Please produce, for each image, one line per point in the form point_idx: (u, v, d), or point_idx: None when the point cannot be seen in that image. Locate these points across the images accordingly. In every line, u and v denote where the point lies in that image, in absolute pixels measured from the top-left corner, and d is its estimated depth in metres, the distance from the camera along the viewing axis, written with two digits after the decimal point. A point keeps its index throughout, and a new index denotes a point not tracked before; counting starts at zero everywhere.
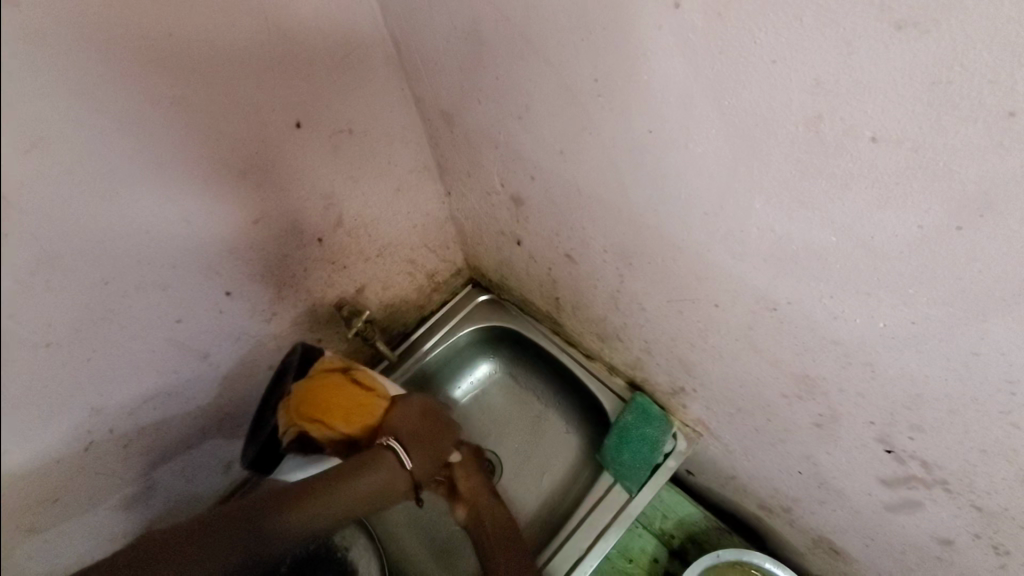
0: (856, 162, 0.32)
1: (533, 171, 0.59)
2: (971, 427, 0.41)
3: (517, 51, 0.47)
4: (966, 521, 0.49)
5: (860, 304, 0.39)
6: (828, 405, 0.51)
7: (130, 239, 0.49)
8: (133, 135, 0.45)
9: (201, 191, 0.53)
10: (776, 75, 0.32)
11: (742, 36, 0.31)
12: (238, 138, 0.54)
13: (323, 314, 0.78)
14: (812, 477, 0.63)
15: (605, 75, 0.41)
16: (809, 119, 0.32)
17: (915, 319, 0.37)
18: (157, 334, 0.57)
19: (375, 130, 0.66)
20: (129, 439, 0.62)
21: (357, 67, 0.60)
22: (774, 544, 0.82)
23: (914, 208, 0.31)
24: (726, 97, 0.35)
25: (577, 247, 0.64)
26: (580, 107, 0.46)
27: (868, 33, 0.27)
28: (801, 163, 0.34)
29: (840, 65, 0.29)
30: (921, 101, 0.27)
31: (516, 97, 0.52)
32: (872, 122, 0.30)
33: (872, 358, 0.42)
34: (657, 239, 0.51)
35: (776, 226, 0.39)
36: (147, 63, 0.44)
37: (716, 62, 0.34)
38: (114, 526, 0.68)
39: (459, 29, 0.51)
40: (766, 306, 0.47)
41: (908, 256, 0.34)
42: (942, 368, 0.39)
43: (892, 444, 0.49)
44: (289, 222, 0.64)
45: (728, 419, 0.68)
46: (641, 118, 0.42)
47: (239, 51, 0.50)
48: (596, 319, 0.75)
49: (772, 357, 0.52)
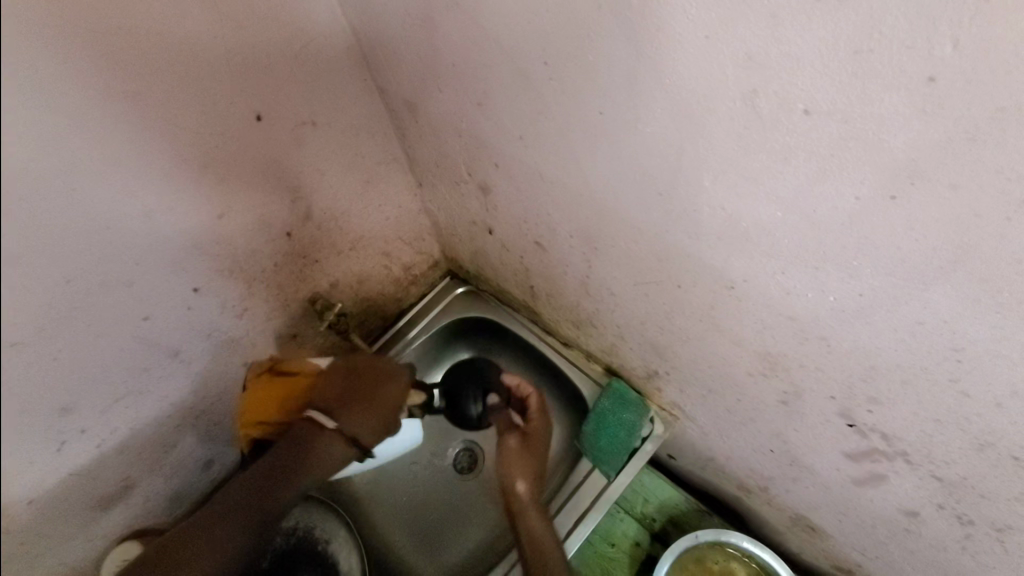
0: (792, 136, 0.32)
1: (496, 158, 0.59)
2: (925, 397, 0.41)
3: (469, 35, 0.47)
4: (929, 492, 0.50)
5: (810, 279, 0.40)
6: (791, 381, 0.52)
7: (91, 236, 0.48)
8: (87, 132, 0.44)
9: (162, 187, 0.53)
10: (711, 51, 0.32)
11: (678, 14, 0.31)
12: (197, 132, 0.53)
13: (297, 309, 0.78)
14: (783, 455, 0.64)
15: (554, 59, 0.41)
16: (745, 94, 0.32)
17: (862, 291, 0.37)
18: (125, 331, 0.57)
19: (340, 123, 0.66)
20: (102, 438, 0.62)
21: (316, 59, 0.60)
22: (753, 523, 0.84)
23: (850, 178, 0.32)
24: (666, 75, 0.35)
25: (545, 234, 0.64)
26: (533, 91, 0.46)
27: (793, 5, 0.27)
28: (742, 139, 0.35)
29: (770, 38, 0.29)
30: (847, 70, 0.28)
31: (473, 84, 0.52)
32: (803, 95, 0.30)
33: (827, 331, 0.43)
34: (618, 223, 0.52)
35: (725, 204, 0.40)
36: (99, 60, 0.43)
37: (655, 39, 0.34)
38: (94, 527, 0.68)
39: (413, 16, 0.50)
40: (725, 285, 0.47)
41: (849, 228, 0.34)
42: (890, 339, 0.39)
43: (854, 418, 0.49)
44: (256, 216, 0.64)
45: (701, 401, 0.68)
46: (590, 99, 0.42)
47: (193, 45, 0.49)
48: (569, 305, 0.75)
49: (734, 336, 0.52)
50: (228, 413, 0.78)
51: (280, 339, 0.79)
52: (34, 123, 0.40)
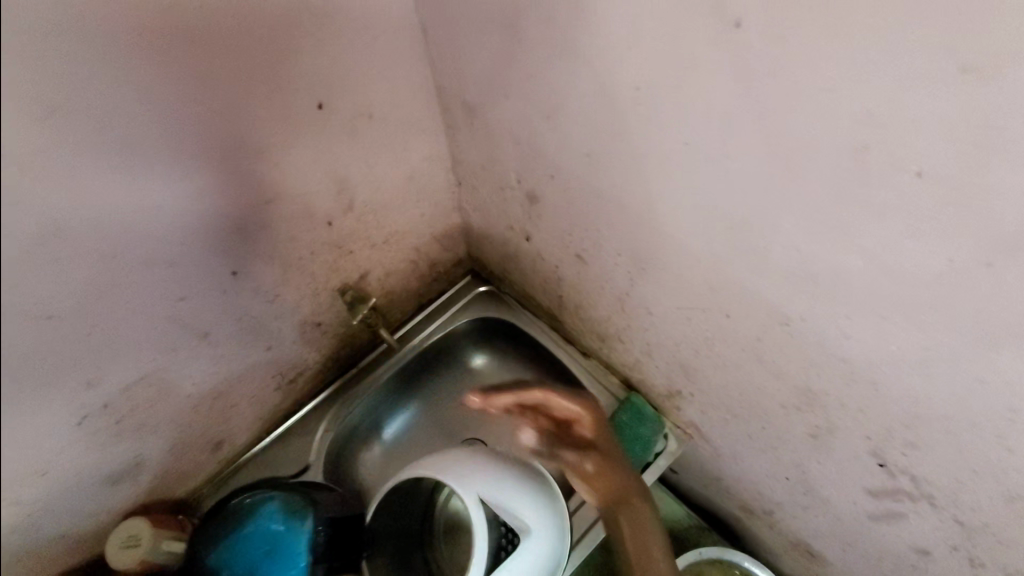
0: (896, 194, 0.33)
1: (553, 170, 0.59)
2: (967, 449, 0.43)
3: (555, 50, 0.46)
4: (946, 534, 0.52)
5: (874, 328, 0.41)
6: (826, 418, 0.53)
7: (139, 215, 0.48)
8: (153, 105, 0.44)
9: (214, 168, 0.52)
10: (826, 104, 0.33)
11: (802, 65, 0.32)
12: (261, 115, 0.53)
13: (324, 298, 0.77)
14: (799, 484, 0.65)
15: (648, 86, 0.41)
16: (855, 150, 0.33)
17: (928, 345, 0.39)
18: (159, 311, 0.56)
19: (394, 117, 0.65)
20: (123, 414, 0.61)
21: (382, 52, 0.59)
22: (751, 543, 0.86)
23: (946, 242, 0.33)
24: (772, 119, 0.36)
25: (589, 248, 0.65)
26: (614, 114, 0.46)
27: (931, 73, 0.28)
28: (838, 191, 0.36)
29: (896, 99, 0.30)
30: (971, 142, 0.29)
31: (546, 97, 0.52)
32: (919, 158, 0.31)
33: (880, 378, 0.44)
34: (676, 250, 0.52)
35: (801, 246, 0.41)
36: (175, 36, 0.43)
37: (768, 84, 0.34)
38: (99, 503, 0.66)
39: (495, 22, 0.50)
40: (780, 321, 0.48)
41: (934, 285, 0.35)
42: (946, 393, 0.41)
43: (885, 459, 0.51)
44: (301, 204, 0.63)
45: (722, 424, 0.70)
46: (678, 130, 0.42)
47: (269, 26, 0.48)
48: (599, 318, 0.76)
49: (776, 369, 0.54)
50: (244, 396, 0.77)
51: (305, 327, 0.78)
52: (85, 83, 0.40)
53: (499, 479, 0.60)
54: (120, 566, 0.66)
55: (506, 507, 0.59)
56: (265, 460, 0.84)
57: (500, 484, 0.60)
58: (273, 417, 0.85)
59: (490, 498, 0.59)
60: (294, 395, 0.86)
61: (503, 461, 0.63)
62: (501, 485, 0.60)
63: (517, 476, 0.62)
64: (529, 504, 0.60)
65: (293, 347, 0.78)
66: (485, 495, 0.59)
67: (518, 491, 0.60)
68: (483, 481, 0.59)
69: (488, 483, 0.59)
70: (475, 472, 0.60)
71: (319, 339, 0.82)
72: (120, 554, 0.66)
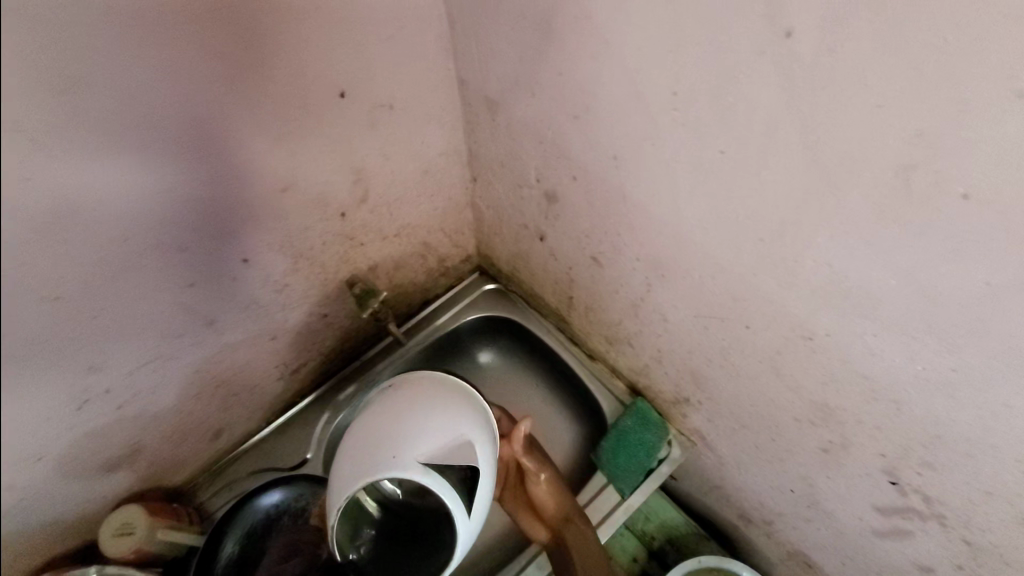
0: (939, 215, 0.33)
1: (575, 171, 0.59)
2: (984, 470, 0.42)
3: (591, 50, 0.46)
4: (951, 553, 0.51)
5: (901, 347, 0.41)
6: (840, 433, 0.53)
7: (154, 198, 0.47)
8: (172, 87, 0.43)
9: (232, 152, 0.51)
10: (876, 120, 0.32)
11: (852, 77, 0.32)
12: (279, 102, 0.51)
13: (332, 290, 0.76)
14: (803, 497, 0.65)
15: (684, 91, 0.41)
16: (901, 168, 0.33)
17: (955, 366, 0.38)
18: (168, 297, 0.55)
19: (415, 110, 0.64)
20: (124, 400, 0.60)
21: (408, 42, 0.58)
22: (747, 553, 0.85)
23: (987, 264, 0.32)
24: (815, 132, 0.35)
25: (606, 251, 0.64)
26: (647, 118, 0.46)
27: (988, 96, 0.27)
28: (879, 208, 0.35)
29: (949, 119, 0.29)
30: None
31: (577, 97, 0.51)
32: (965, 179, 0.30)
33: (900, 396, 0.44)
34: (700, 258, 0.52)
35: (834, 262, 0.40)
36: (199, 15, 0.41)
37: (815, 96, 0.34)
38: (95, 489, 0.65)
39: (529, 18, 0.49)
40: (802, 335, 0.48)
41: (968, 308, 0.35)
42: (970, 415, 0.40)
43: (897, 476, 0.50)
44: (317, 193, 0.62)
45: (728, 433, 0.69)
46: (713, 137, 0.42)
47: (295, 11, 0.47)
48: (609, 322, 0.75)
49: (793, 382, 0.53)
50: (246, 386, 0.75)
51: (311, 317, 0.76)
52: (107, 60, 0.38)
53: (425, 430, 0.57)
54: (113, 554, 0.65)
55: (451, 448, 0.58)
56: (264, 451, 0.83)
57: (430, 434, 0.57)
58: (275, 407, 0.84)
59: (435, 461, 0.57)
60: (297, 385, 0.84)
61: (419, 408, 0.59)
62: (429, 435, 0.57)
63: (437, 411, 0.59)
64: (460, 424, 0.59)
65: (298, 337, 0.77)
66: (428, 455, 0.57)
67: (447, 425, 0.58)
68: (412, 449, 0.56)
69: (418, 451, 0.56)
70: (401, 440, 0.57)
71: (325, 330, 0.81)
72: (112, 542, 0.65)
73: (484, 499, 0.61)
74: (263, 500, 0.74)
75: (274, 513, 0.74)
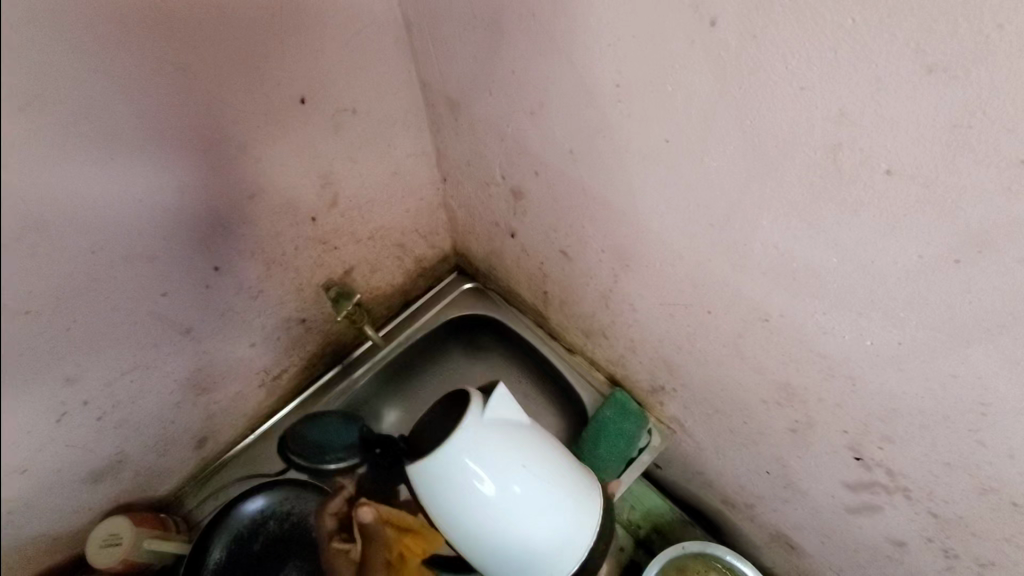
0: (868, 192, 0.34)
1: (537, 166, 0.60)
2: (940, 441, 0.43)
3: (538, 48, 0.47)
4: (921, 526, 0.52)
5: (849, 323, 0.42)
6: (805, 413, 0.54)
7: (123, 210, 0.48)
8: (134, 98, 0.43)
9: (195, 161, 0.51)
10: (801, 102, 0.33)
11: (774, 62, 0.33)
12: (242, 109, 0.52)
13: (308, 294, 0.76)
14: (779, 478, 0.66)
15: (627, 83, 0.42)
16: (829, 148, 0.34)
17: (902, 340, 0.39)
18: (141, 308, 0.56)
19: (378, 113, 0.65)
20: (103, 411, 0.60)
21: (366, 47, 0.59)
22: (733, 537, 0.86)
23: (918, 238, 0.33)
24: (748, 117, 0.36)
25: (574, 245, 0.65)
26: (596, 111, 0.47)
27: (899, 74, 0.28)
28: (814, 188, 0.36)
29: (866, 98, 0.30)
30: (941, 140, 0.29)
31: (531, 93, 0.52)
32: (888, 155, 0.31)
33: (856, 371, 0.45)
34: (657, 245, 0.53)
35: (780, 243, 0.41)
36: (152, 27, 0.42)
37: (744, 83, 0.35)
38: (81, 501, 0.66)
39: (479, 18, 0.50)
40: (759, 317, 0.49)
41: (904, 281, 0.36)
42: (919, 387, 0.41)
43: (861, 452, 0.51)
44: (285, 199, 0.63)
45: (704, 419, 0.70)
46: (659, 127, 0.43)
47: (250, 17, 0.48)
48: (584, 314, 0.76)
49: (756, 364, 0.54)
50: (226, 393, 0.76)
51: (288, 322, 0.77)
52: (67, 76, 0.39)
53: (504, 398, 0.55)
54: (98, 564, 0.66)
55: (505, 420, 0.53)
56: (249, 456, 0.84)
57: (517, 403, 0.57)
58: (257, 414, 0.84)
59: (523, 463, 0.52)
60: (279, 391, 0.85)
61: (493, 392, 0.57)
62: (505, 429, 0.53)
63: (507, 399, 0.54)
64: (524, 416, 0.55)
65: (277, 343, 0.78)
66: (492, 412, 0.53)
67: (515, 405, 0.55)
68: (481, 444, 0.51)
69: (480, 454, 0.51)
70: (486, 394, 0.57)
71: (304, 334, 0.81)
72: (100, 552, 0.66)
73: (513, 486, 0.52)
74: (245, 507, 0.77)
75: (259, 518, 0.77)
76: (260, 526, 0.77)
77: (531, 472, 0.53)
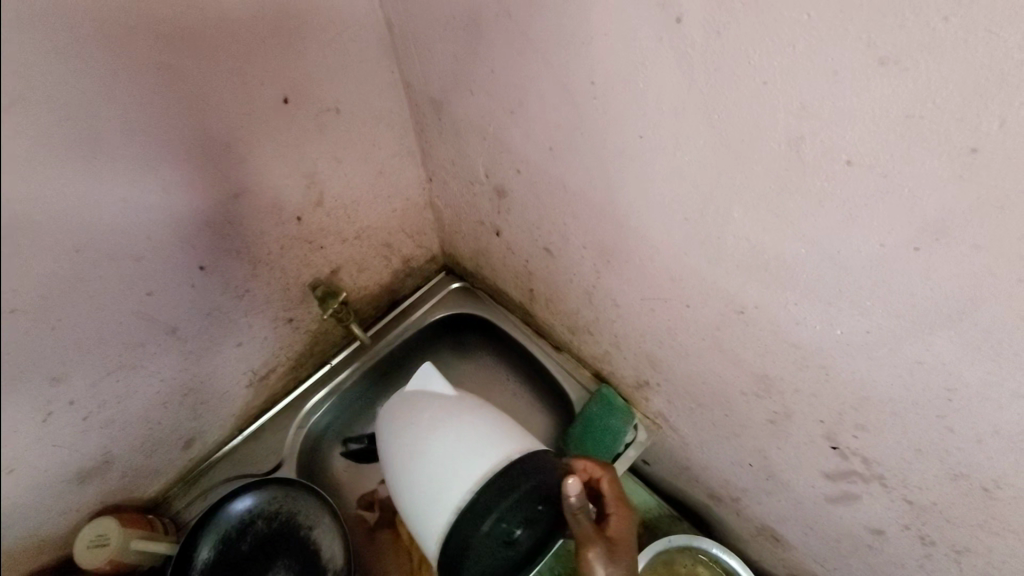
0: (831, 182, 0.35)
1: (519, 164, 0.60)
2: (910, 428, 0.44)
3: (515, 47, 0.48)
4: (897, 513, 0.53)
5: (822, 313, 0.43)
6: (783, 404, 0.55)
7: (105, 209, 0.48)
8: (116, 100, 0.44)
9: (179, 162, 0.51)
10: (764, 96, 0.34)
11: (738, 57, 0.34)
12: (224, 109, 0.53)
13: (295, 294, 0.77)
14: (760, 469, 0.67)
15: (601, 80, 0.43)
16: (792, 140, 0.35)
17: (870, 328, 0.40)
18: (126, 307, 0.56)
19: (362, 112, 0.66)
20: (89, 411, 0.61)
21: (349, 47, 0.59)
22: (720, 531, 0.87)
23: (879, 227, 0.34)
24: (716, 110, 0.37)
25: (556, 241, 0.66)
26: (573, 107, 0.47)
27: (855, 66, 0.29)
28: (780, 180, 0.37)
29: (824, 91, 0.31)
30: (894, 130, 0.30)
31: (510, 92, 0.53)
32: (846, 147, 0.32)
33: (829, 361, 0.46)
34: (635, 239, 0.54)
35: (752, 236, 0.42)
36: (134, 29, 0.42)
37: (712, 78, 0.36)
38: (67, 503, 0.66)
39: (458, 18, 0.51)
40: (735, 309, 0.50)
41: (870, 269, 0.37)
42: (890, 374, 0.42)
43: (837, 441, 0.52)
44: (269, 199, 0.63)
45: (687, 412, 0.71)
46: (633, 123, 0.44)
47: (231, 19, 0.48)
48: (569, 311, 0.77)
49: (734, 356, 0.55)
50: (213, 393, 0.76)
51: (275, 322, 0.78)
52: (49, 79, 0.39)
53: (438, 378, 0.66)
54: (87, 564, 0.66)
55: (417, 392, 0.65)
56: (238, 457, 0.84)
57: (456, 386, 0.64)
58: (246, 414, 0.85)
59: (410, 420, 0.62)
60: (267, 391, 0.85)
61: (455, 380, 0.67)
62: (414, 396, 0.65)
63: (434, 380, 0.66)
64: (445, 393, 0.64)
65: (265, 343, 0.79)
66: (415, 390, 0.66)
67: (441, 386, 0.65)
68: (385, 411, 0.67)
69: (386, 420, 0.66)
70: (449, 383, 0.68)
71: (292, 334, 0.82)
72: (88, 553, 0.66)
73: (397, 438, 0.62)
74: (235, 506, 0.77)
75: (248, 518, 0.77)
76: (248, 527, 0.76)
77: (414, 428, 0.61)
